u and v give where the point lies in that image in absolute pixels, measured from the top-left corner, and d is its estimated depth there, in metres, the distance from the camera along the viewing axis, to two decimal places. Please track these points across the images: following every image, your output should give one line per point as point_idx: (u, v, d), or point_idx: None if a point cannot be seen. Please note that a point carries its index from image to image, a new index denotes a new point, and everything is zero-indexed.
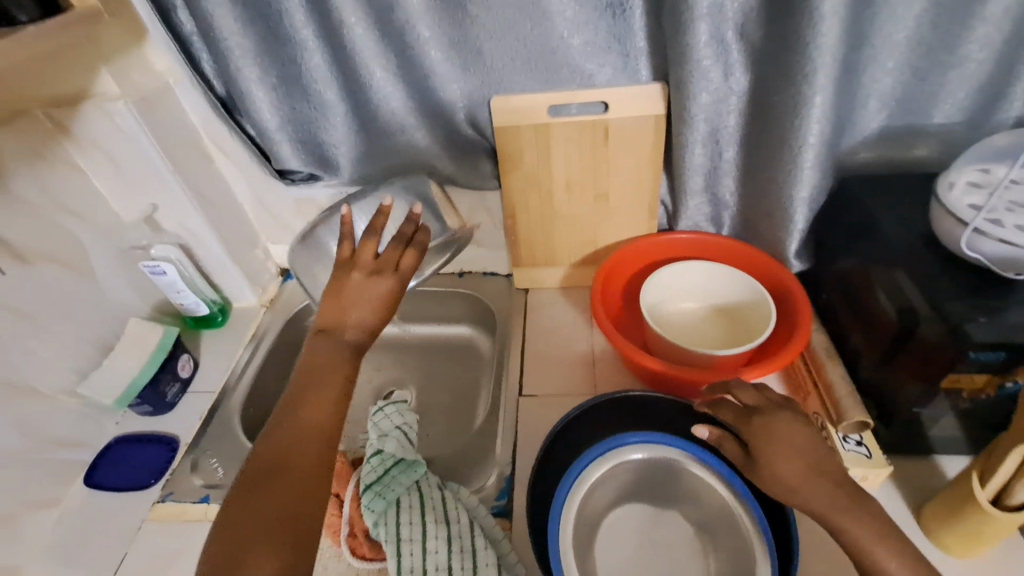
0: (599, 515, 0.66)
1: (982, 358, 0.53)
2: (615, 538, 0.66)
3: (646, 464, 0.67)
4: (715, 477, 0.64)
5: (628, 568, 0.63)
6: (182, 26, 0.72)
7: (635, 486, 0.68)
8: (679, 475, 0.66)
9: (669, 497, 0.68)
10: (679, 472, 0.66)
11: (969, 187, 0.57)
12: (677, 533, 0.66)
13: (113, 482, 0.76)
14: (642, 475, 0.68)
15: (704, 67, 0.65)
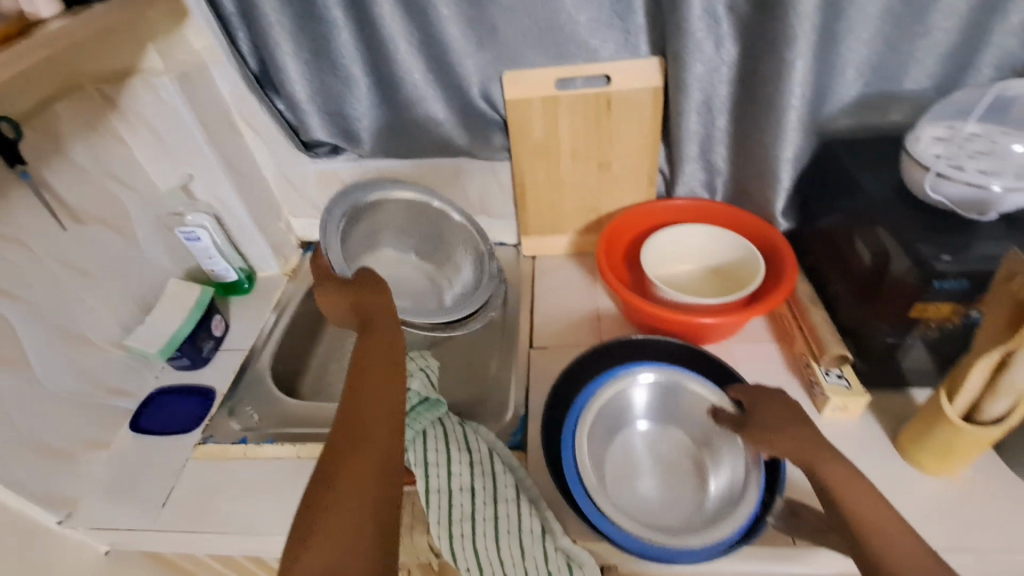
0: (607, 435, 0.73)
1: (947, 287, 0.60)
2: (621, 454, 0.73)
3: (655, 387, 0.74)
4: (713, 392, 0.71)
5: (630, 479, 0.70)
6: (223, 6, 0.79)
7: (644, 410, 0.75)
8: (683, 396, 0.73)
9: (673, 417, 0.75)
10: (683, 393, 0.73)
11: (934, 140, 0.64)
12: (678, 453, 0.73)
13: (157, 427, 0.83)
14: (651, 397, 0.74)
15: (698, 39, 0.72)
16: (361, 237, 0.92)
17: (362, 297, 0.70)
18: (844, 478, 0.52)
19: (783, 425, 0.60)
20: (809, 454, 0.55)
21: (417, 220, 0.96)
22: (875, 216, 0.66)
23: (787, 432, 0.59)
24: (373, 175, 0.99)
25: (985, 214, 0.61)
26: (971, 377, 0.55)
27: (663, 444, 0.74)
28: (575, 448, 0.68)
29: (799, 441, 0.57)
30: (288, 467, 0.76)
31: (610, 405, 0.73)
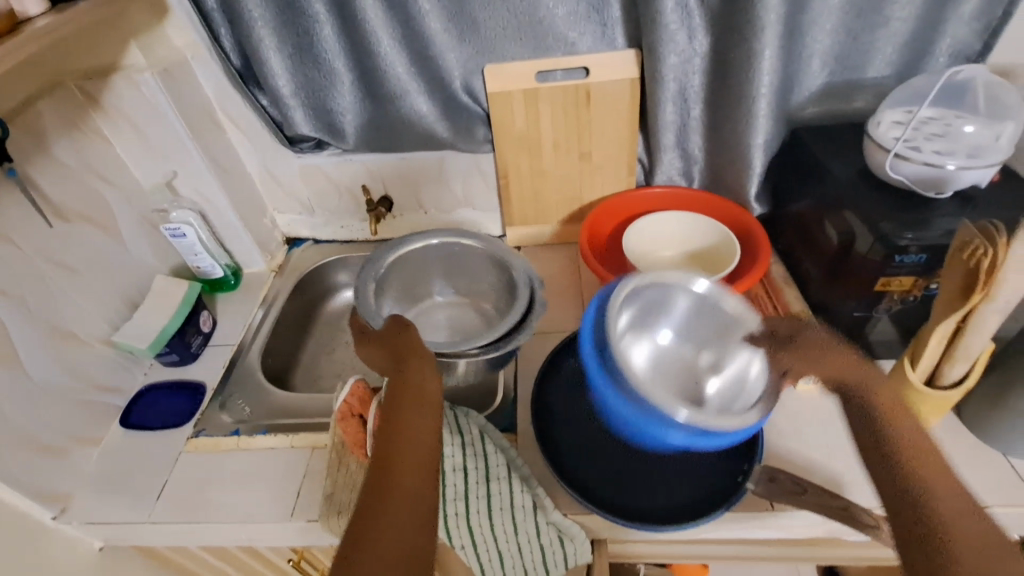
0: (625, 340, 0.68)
1: (907, 262, 0.64)
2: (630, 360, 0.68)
3: (698, 298, 0.67)
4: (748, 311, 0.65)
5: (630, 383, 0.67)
6: (205, 3, 0.80)
7: (667, 316, 0.70)
8: (719, 311, 0.66)
9: (696, 330, 0.70)
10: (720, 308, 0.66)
11: (893, 124, 0.68)
12: (677, 364, 0.71)
13: (149, 423, 0.83)
14: (689, 304, 0.68)
15: (671, 30, 0.75)
16: (401, 286, 0.95)
17: (399, 343, 0.66)
18: (932, 475, 0.46)
19: (837, 356, 0.56)
20: (906, 442, 0.49)
21: (452, 265, 0.96)
22: (841, 197, 0.70)
23: (839, 356, 0.56)
24: (358, 170, 1.00)
25: (942, 191, 0.65)
26: (931, 345, 0.59)
27: (670, 356, 0.71)
28: (602, 323, 0.62)
29: (899, 428, 0.50)
30: (281, 457, 0.77)
31: (642, 297, 0.67)
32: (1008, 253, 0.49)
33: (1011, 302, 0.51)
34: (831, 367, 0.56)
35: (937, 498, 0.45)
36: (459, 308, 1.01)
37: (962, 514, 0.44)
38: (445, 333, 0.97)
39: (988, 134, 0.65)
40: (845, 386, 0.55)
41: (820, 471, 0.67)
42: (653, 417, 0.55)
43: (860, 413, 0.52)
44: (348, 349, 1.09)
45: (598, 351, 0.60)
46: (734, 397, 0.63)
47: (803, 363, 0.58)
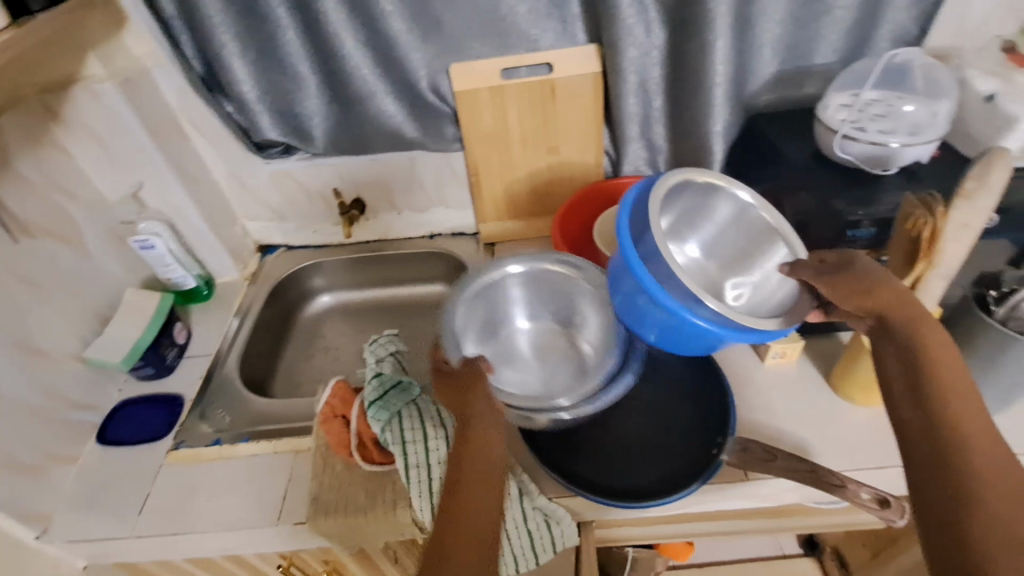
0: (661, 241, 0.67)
1: (859, 235, 0.68)
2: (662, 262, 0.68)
3: (740, 207, 0.65)
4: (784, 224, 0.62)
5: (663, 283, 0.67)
6: (164, 10, 0.78)
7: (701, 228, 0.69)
8: (752, 224, 0.66)
9: (725, 243, 0.69)
10: (760, 223, 0.65)
11: (840, 107, 0.72)
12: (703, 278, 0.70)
13: (126, 437, 0.82)
14: (729, 213, 0.67)
15: (629, 24, 0.78)
16: (481, 317, 0.78)
17: (464, 391, 0.58)
18: (977, 425, 0.43)
19: (891, 292, 0.50)
20: (964, 426, 0.42)
21: (539, 283, 0.80)
22: (796, 177, 0.74)
23: (892, 291, 0.50)
24: (329, 173, 1.00)
25: (888, 168, 0.69)
26: None
27: (698, 270, 0.70)
28: (644, 212, 0.59)
29: (949, 375, 0.45)
30: (265, 463, 0.77)
31: (679, 201, 0.65)
32: (947, 222, 0.53)
33: (951, 266, 0.56)
34: (881, 301, 0.50)
35: (977, 447, 0.41)
36: (544, 336, 0.83)
37: (999, 465, 0.40)
38: (526, 374, 0.79)
39: (926, 112, 0.69)
40: (890, 324, 0.49)
41: (789, 440, 0.71)
42: (687, 305, 0.54)
43: (903, 357, 0.48)
44: (327, 354, 1.09)
45: (637, 242, 0.58)
46: (760, 304, 0.63)
47: (846, 295, 0.52)
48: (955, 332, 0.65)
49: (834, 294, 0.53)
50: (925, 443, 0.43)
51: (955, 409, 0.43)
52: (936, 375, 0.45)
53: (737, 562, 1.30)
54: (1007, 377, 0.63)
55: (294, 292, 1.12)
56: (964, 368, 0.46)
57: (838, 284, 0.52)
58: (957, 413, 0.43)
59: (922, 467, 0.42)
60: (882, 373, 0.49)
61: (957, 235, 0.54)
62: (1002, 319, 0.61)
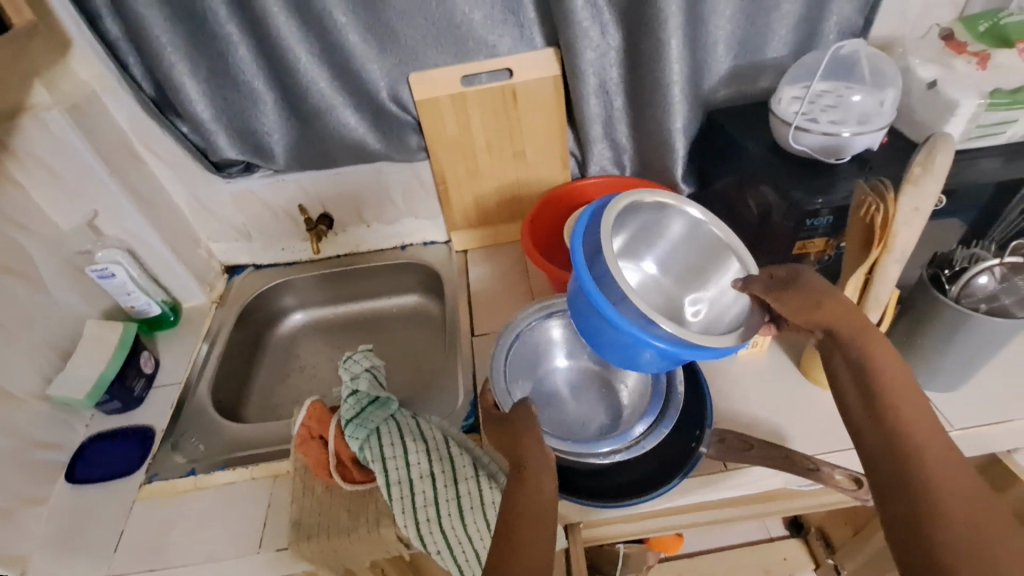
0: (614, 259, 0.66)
1: (818, 224, 0.70)
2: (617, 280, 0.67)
3: (691, 224, 0.65)
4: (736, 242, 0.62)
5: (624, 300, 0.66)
6: (109, 32, 0.77)
7: (654, 244, 0.68)
8: (704, 240, 0.65)
9: (679, 260, 0.68)
10: (713, 242, 0.64)
11: (792, 100, 0.74)
12: (658, 295, 0.68)
13: (96, 475, 0.79)
14: (681, 230, 0.66)
15: (584, 27, 0.78)
16: (524, 355, 0.77)
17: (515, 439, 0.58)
18: (924, 435, 0.45)
19: (837, 305, 0.52)
20: (920, 445, 0.45)
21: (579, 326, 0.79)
22: (756, 170, 0.75)
23: (839, 302, 0.52)
24: (293, 190, 0.99)
25: (841, 157, 0.71)
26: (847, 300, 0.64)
27: (653, 287, 0.69)
28: (595, 235, 0.58)
29: (898, 390, 0.48)
30: (242, 490, 0.75)
31: (631, 219, 0.64)
32: (898, 208, 0.55)
33: (905, 249, 0.58)
34: (832, 313, 0.52)
35: (931, 458, 0.44)
36: (582, 378, 0.81)
37: (955, 478, 0.43)
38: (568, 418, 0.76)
39: (873, 101, 0.71)
40: (839, 335, 0.52)
41: (764, 427, 0.72)
42: (645, 328, 0.53)
43: (857, 374, 0.50)
44: (302, 373, 1.08)
45: (590, 263, 0.57)
46: (714, 321, 0.62)
47: (797, 309, 0.53)
48: (912, 313, 0.67)
49: (786, 309, 0.53)
50: (884, 458, 0.46)
51: (908, 424, 0.46)
52: (889, 390, 0.48)
53: (726, 548, 1.32)
54: (963, 352, 0.65)
55: (265, 312, 1.10)
56: (912, 381, 0.49)
57: (790, 302, 0.53)
58: (910, 428, 0.46)
59: (884, 481, 0.45)
60: (837, 390, 0.51)
61: (910, 220, 0.55)
62: (955, 296, 0.64)
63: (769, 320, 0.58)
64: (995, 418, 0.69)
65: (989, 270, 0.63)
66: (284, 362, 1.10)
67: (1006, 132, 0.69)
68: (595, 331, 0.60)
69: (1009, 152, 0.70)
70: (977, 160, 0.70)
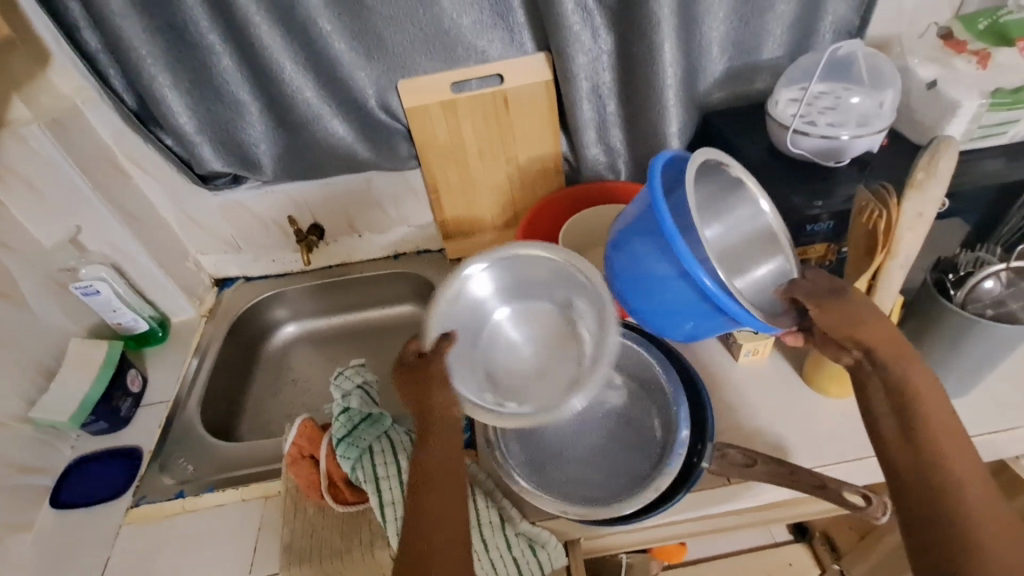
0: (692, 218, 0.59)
1: (817, 230, 0.68)
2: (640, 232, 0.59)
3: (756, 215, 0.62)
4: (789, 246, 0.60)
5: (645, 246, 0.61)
6: (88, 44, 0.75)
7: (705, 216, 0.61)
8: (758, 235, 0.62)
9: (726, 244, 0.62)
10: (764, 240, 0.61)
11: (789, 102, 0.72)
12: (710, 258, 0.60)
13: (82, 499, 0.77)
14: (746, 215, 0.62)
15: (576, 31, 0.77)
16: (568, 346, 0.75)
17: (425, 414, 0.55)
18: (960, 456, 0.46)
19: (878, 322, 0.52)
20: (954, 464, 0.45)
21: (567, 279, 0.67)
22: (754, 174, 0.73)
23: (878, 327, 0.51)
24: (282, 200, 0.97)
25: (841, 160, 0.70)
26: None
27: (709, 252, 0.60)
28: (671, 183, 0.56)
29: (930, 411, 0.48)
30: (232, 513, 0.73)
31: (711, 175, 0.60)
32: (900, 213, 0.53)
33: (908, 255, 0.56)
34: (870, 336, 0.51)
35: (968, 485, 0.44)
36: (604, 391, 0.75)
37: (986, 499, 0.44)
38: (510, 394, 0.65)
39: (872, 103, 0.69)
40: (879, 357, 0.50)
41: (768, 436, 0.71)
42: (701, 265, 0.52)
43: (896, 404, 0.49)
44: (296, 386, 1.06)
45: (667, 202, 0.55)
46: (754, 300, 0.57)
47: (839, 322, 0.52)
48: (917, 318, 0.65)
49: (827, 323, 0.52)
50: (924, 485, 0.45)
51: (943, 452, 0.46)
52: (925, 417, 0.47)
53: (731, 554, 1.31)
54: (970, 357, 0.64)
55: (256, 325, 1.08)
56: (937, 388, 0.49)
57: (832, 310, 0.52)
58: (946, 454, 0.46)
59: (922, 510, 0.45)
60: (867, 407, 0.51)
61: (912, 225, 0.54)
62: (961, 302, 0.62)
63: (797, 329, 0.56)
64: (1002, 425, 0.68)
65: (995, 275, 0.61)
66: (276, 375, 1.08)
67: (1008, 132, 0.67)
68: (648, 273, 0.59)
69: (1010, 152, 0.68)
70: (980, 160, 0.68)
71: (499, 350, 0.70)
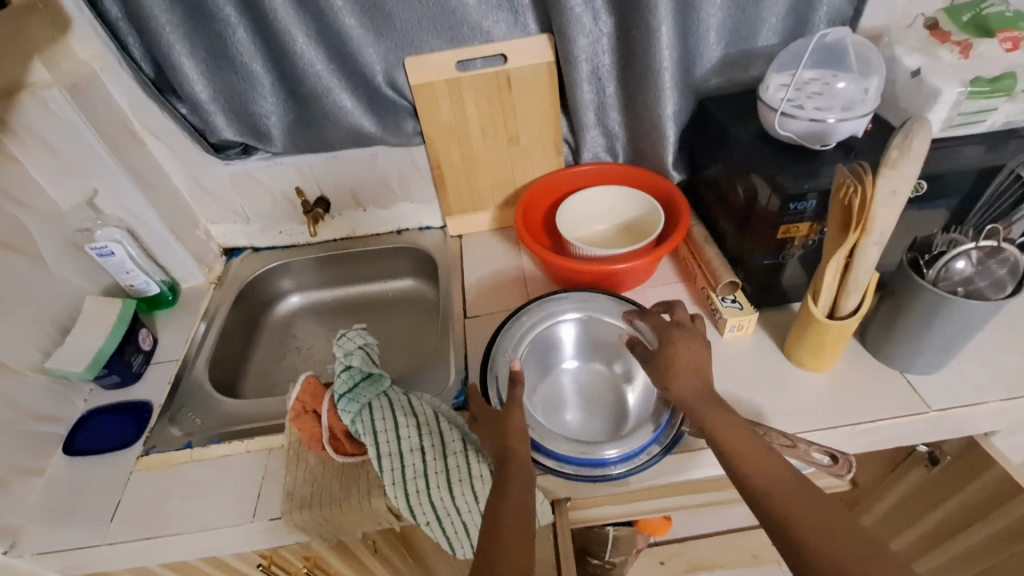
0: (544, 350, 0.81)
1: (798, 209, 0.71)
2: (545, 355, 0.81)
3: (579, 323, 0.82)
4: (618, 319, 0.80)
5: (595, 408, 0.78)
6: (109, 12, 0.79)
7: (545, 351, 0.81)
8: (601, 333, 0.81)
9: (592, 353, 0.83)
10: (605, 330, 0.81)
11: (780, 87, 0.75)
12: (599, 386, 0.81)
13: (94, 447, 0.82)
14: (572, 332, 0.82)
15: (577, 13, 0.80)
16: (585, 343, 0.83)
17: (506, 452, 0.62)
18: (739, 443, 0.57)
19: (686, 367, 0.64)
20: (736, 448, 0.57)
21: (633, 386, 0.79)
22: (744, 156, 0.77)
23: (688, 381, 0.63)
24: (291, 173, 1.00)
25: (827, 144, 0.73)
26: (829, 281, 0.66)
27: (589, 370, 0.83)
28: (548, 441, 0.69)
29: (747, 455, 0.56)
30: (237, 463, 0.77)
31: (539, 345, 0.80)
32: (875, 190, 0.57)
33: (883, 232, 0.59)
34: (683, 390, 0.63)
35: (794, 513, 0.49)
36: (596, 386, 0.81)
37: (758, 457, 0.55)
38: (657, 411, 0.71)
39: (858, 89, 0.72)
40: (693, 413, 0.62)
41: (747, 405, 0.74)
42: (603, 456, 0.68)
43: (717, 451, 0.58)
44: (299, 354, 1.10)
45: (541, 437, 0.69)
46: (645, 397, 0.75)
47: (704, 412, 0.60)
48: (893, 294, 0.69)
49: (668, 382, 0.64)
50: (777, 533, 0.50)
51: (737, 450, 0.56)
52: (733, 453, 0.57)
53: (714, 534, 1.34)
54: (942, 332, 0.67)
55: (261, 294, 1.11)
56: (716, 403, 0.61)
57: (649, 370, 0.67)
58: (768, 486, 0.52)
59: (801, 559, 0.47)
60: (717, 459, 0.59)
61: (887, 202, 0.57)
62: (933, 280, 0.65)
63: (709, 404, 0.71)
64: (971, 400, 0.71)
65: (965, 254, 0.65)
66: (280, 343, 1.11)
67: (987, 120, 0.69)
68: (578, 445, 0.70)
69: (991, 139, 0.71)
70: (961, 146, 0.71)
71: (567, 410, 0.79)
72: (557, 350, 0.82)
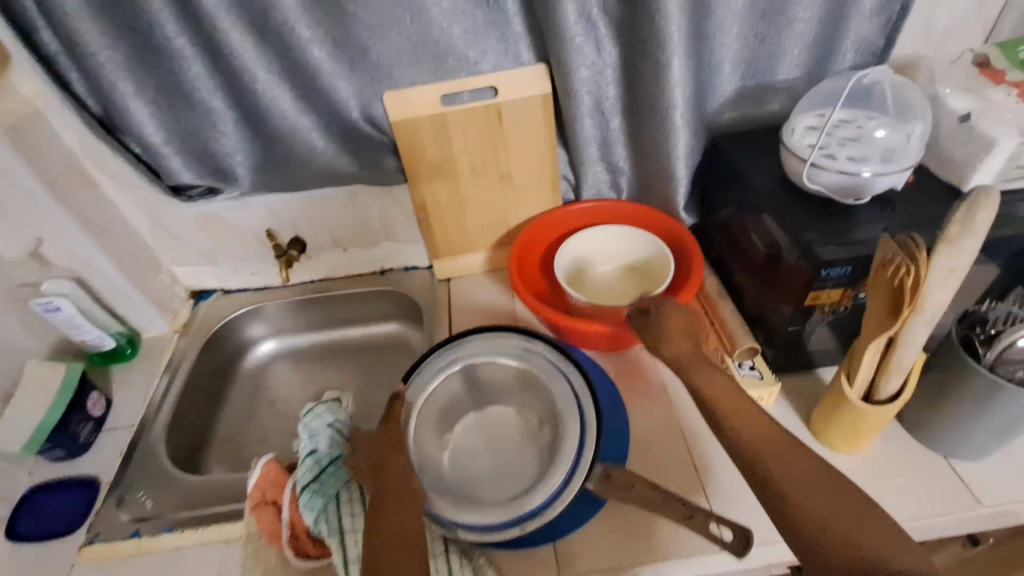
0: (440, 407, 0.73)
1: (834, 275, 0.61)
2: (444, 413, 0.73)
3: (466, 375, 0.73)
4: (508, 358, 0.73)
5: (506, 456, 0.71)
6: (47, 46, 0.70)
7: (443, 409, 0.73)
8: (495, 376, 0.74)
9: (492, 400, 0.76)
10: (500, 376, 0.74)
11: (807, 130, 0.67)
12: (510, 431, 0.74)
13: (33, 533, 0.73)
14: (460, 387, 0.74)
15: (577, 43, 0.71)
16: (482, 391, 0.75)
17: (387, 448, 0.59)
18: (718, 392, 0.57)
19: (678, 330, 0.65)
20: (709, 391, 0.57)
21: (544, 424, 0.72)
22: (763, 209, 0.68)
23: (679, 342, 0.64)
24: (260, 213, 0.91)
25: (861, 197, 0.63)
26: (868, 362, 0.56)
27: (493, 418, 0.75)
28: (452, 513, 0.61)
29: (731, 416, 0.55)
30: (189, 558, 0.68)
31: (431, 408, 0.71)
32: (929, 268, 0.48)
33: (935, 313, 0.50)
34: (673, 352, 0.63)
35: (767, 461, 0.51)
36: (508, 433, 0.73)
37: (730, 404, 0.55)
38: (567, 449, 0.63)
39: (898, 136, 0.63)
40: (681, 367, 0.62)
41: None
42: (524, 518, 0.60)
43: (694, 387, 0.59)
44: (272, 408, 1.00)
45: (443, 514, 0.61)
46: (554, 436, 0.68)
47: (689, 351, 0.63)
48: (939, 373, 0.60)
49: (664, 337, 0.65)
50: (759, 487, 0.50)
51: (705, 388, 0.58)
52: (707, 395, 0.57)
53: None
54: (999, 420, 0.58)
55: (231, 342, 1.02)
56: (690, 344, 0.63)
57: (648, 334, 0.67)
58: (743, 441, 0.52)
59: (795, 531, 0.47)
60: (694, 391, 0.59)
61: (943, 282, 0.48)
62: (991, 364, 0.57)
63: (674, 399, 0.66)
64: None
65: None
66: (253, 395, 1.02)
67: None
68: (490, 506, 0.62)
69: None
70: (1015, 202, 0.62)
71: (475, 463, 0.70)
72: (448, 405, 0.74)
